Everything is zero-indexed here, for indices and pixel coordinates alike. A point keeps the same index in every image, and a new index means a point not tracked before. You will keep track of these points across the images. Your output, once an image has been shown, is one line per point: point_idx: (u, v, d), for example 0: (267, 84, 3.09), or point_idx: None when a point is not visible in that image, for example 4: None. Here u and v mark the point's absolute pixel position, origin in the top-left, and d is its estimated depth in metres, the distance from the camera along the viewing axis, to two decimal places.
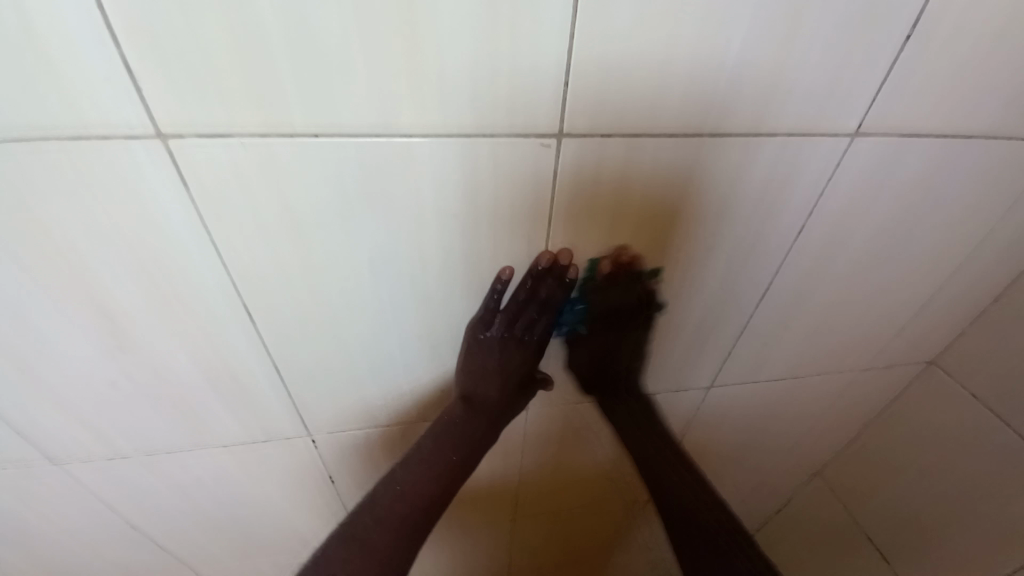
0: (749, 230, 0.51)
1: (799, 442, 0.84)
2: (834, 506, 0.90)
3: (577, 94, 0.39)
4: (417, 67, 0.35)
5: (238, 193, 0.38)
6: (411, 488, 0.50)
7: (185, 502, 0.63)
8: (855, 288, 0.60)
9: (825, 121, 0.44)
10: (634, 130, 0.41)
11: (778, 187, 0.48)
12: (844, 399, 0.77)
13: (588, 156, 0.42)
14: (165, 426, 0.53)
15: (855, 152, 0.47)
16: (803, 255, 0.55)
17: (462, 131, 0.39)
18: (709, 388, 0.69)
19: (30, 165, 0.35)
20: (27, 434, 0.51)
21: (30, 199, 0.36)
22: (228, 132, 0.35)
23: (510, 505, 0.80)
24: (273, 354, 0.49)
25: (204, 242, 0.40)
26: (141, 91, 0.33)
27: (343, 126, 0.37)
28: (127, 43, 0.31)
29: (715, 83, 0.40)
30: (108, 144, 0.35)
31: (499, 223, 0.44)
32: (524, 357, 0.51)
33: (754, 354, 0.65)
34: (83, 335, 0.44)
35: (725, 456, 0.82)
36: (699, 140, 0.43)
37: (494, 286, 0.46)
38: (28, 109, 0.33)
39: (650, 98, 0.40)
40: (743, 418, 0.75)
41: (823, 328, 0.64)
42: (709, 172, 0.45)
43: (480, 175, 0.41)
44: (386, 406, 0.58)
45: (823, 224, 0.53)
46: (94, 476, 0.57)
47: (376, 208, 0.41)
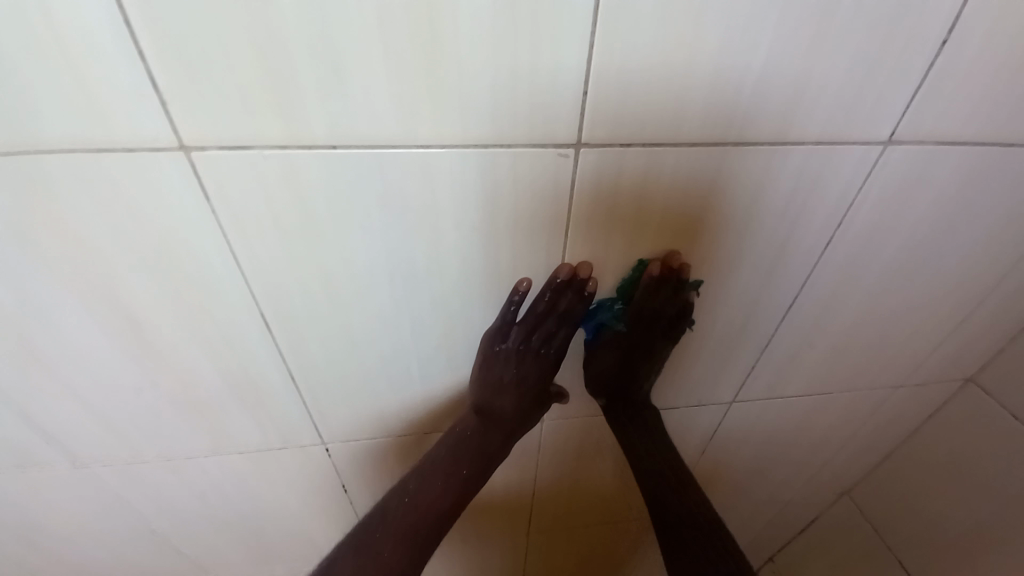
0: (775, 241, 0.49)
1: (826, 460, 0.81)
2: (864, 528, 0.86)
3: (597, 103, 0.38)
4: (434, 79, 0.35)
5: (258, 203, 0.39)
6: (423, 501, 0.49)
7: (203, 506, 0.64)
8: (888, 302, 0.58)
9: (855, 128, 0.43)
10: (655, 140, 0.40)
11: (806, 197, 0.47)
12: (876, 417, 0.74)
13: (607, 168, 0.41)
14: (184, 432, 0.54)
15: (888, 161, 0.45)
16: (835, 265, 0.53)
17: (478, 141, 0.38)
18: (731, 403, 0.66)
19: (61, 177, 0.36)
20: (54, 437, 0.52)
21: (59, 209, 0.37)
22: (250, 143, 0.36)
23: (526, 518, 0.79)
24: (290, 362, 0.50)
25: (224, 252, 0.41)
26: (166, 105, 0.34)
27: (362, 138, 0.37)
28: (154, 59, 0.32)
29: (740, 89, 0.39)
30: (133, 156, 0.36)
31: (515, 233, 0.44)
32: (540, 371, 0.50)
33: (780, 369, 0.63)
34: (108, 343, 0.46)
35: (747, 473, 0.80)
36: (723, 150, 0.42)
37: (512, 297, 0.45)
38: (59, 123, 0.34)
39: (671, 105, 0.39)
40: (767, 434, 0.73)
41: (853, 343, 0.62)
42: (733, 182, 0.44)
43: (498, 186, 0.41)
44: (400, 415, 0.58)
45: (854, 234, 0.50)
46: (116, 480, 0.58)
47: (394, 218, 0.41)
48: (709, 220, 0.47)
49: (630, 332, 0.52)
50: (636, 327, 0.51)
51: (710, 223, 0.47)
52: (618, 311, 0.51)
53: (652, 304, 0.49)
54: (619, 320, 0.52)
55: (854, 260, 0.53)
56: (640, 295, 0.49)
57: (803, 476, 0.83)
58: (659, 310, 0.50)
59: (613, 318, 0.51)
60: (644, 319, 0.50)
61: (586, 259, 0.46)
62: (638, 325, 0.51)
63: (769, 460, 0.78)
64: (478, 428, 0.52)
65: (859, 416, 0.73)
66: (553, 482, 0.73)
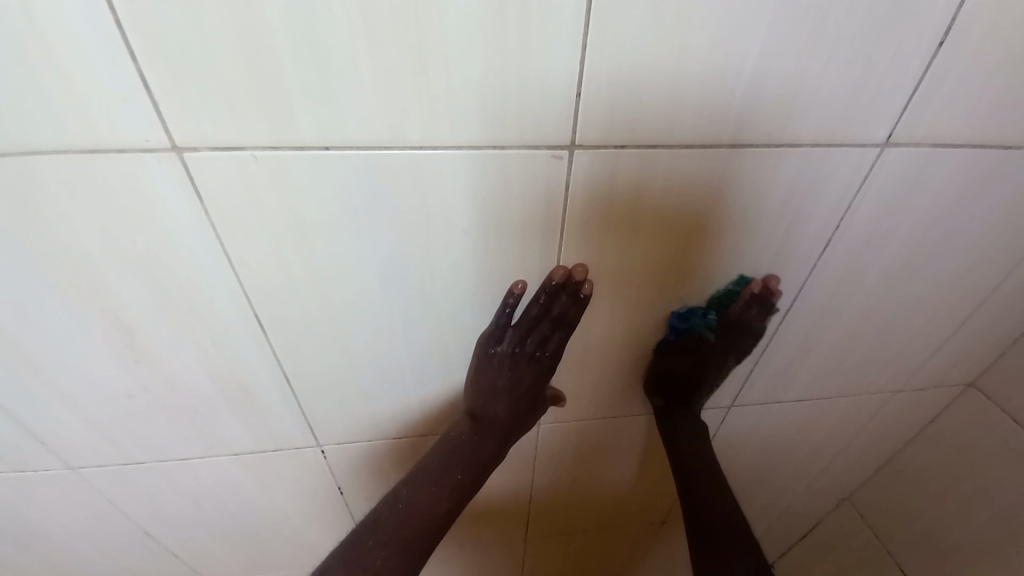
0: (771, 243, 0.49)
1: (827, 465, 0.80)
2: (866, 534, 0.85)
3: (588, 104, 0.38)
4: (424, 79, 0.35)
5: (251, 206, 0.39)
6: (416, 509, 0.49)
7: (197, 510, 0.64)
8: (888, 304, 0.57)
9: (851, 131, 0.42)
10: (648, 142, 0.40)
11: (803, 199, 0.46)
12: (877, 422, 0.73)
13: (601, 170, 0.41)
14: (177, 435, 0.54)
15: (884, 163, 0.45)
16: (831, 268, 0.52)
17: (470, 143, 0.38)
18: (728, 407, 0.66)
19: (52, 179, 0.36)
20: (47, 440, 0.52)
21: (51, 211, 0.37)
22: (240, 145, 0.36)
23: (524, 523, 0.79)
24: (285, 365, 0.50)
25: (216, 253, 0.41)
26: (158, 106, 0.34)
27: (353, 140, 0.37)
28: (144, 60, 0.32)
29: (733, 91, 0.39)
30: (124, 157, 0.36)
31: (509, 236, 0.44)
32: (535, 376, 0.50)
33: (778, 373, 0.62)
34: (101, 346, 0.46)
35: (748, 478, 0.79)
36: (717, 152, 0.42)
37: (506, 300, 0.44)
38: (49, 124, 0.34)
39: (664, 106, 0.39)
40: (767, 439, 0.72)
41: (852, 346, 0.61)
42: (728, 184, 0.44)
43: (491, 188, 0.41)
44: (395, 419, 0.57)
45: (850, 237, 0.50)
46: (109, 483, 0.58)
47: (386, 220, 0.41)
48: (710, 226, 0.46)
49: (715, 339, 0.54)
50: (721, 336, 0.54)
51: (708, 229, 0.47)
52: (712, 320, 0.53)
53: (740, 318, 0.53)
54: (711, 328, 0.53)
55: (851, 263, 0.52)
56: (739, 309, 0.52)
57: (803, 482, 0.82)
58: (747, 323, 0.53)
59: (706, 326, 0.53)
60: (732, 328, 0.54)
61: (582, 262, 0.46)
62: (724, 334, 0.54)
63: (769, 465, 0.77)
64: (471, 433, 0.52)
65: (860, 422, 0.73)
66: (551, 487, 0.73)
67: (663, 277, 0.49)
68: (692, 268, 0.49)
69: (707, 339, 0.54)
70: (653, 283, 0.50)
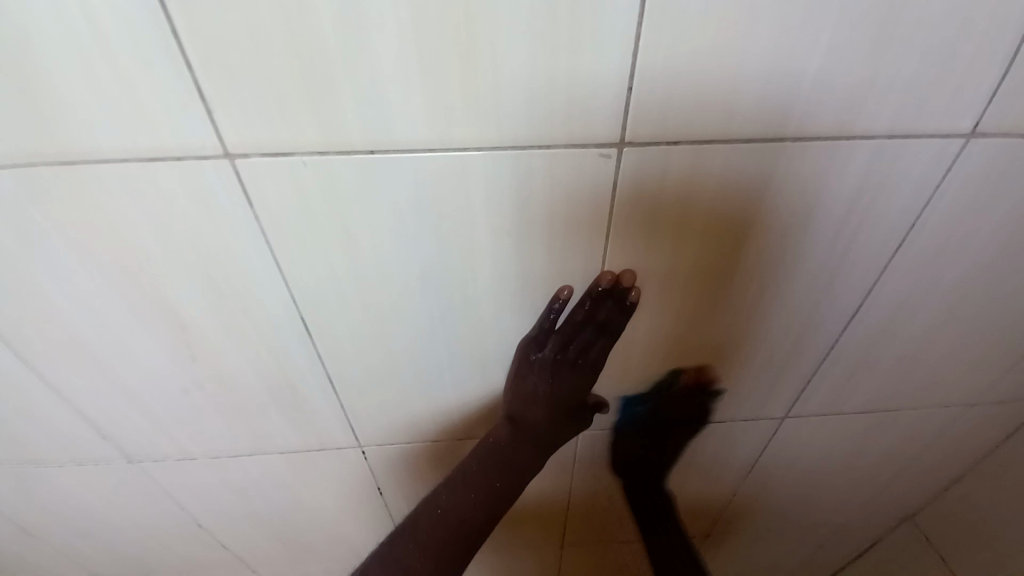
0: (834, 245, 0.46)
1: (886, 482, 0.74)
2: (928, 557, 0.79)
3: (640, 99, 0.36)
4: (470, 79, 0.34)
5: (299, 210, 0.39)
6: (454, 513, 0.48)
7: (245, 504, 0.66)
8: (964, 311, 0.52)
9: (930, 121, 0.39)
10: (703, 137, 0.38)
11: (873, 196, 0.43)
12: (945, 438, 0.67)
13: (650, 168, 0.39)
14: (228, 432, 0.56)
15: (968, 155, 0.41)
16: (904, 273, 0.48)
17: (516, 143, 0.37)
18: (783, 418, 0.62)
19: (116, 186, 0.38)
20: (112, 434, 0.55)
21: (115, 218, 0.39)
22: (290, 150, 0.36)
23: (560, 529, 0.78)
24: (329, 367, 0.50)
25: (266, 257, 0.42)
26: (212, 114, 0.35)
27: (398, 143, 0.37)
28: (200, 68, 0.33)
29: (799, 79, 0.36)
30: (181, 163, 0.37)
31: (551, 239, 0.43)
32: (576, 382, 0.48)
33: (838, 384, 0.58)
34: (160, 346, 0.48)
35: (797, 493, 0.74)
36: (779, 146, 0.39)
37: (552, 305, 0.44)
38: (114, 134, 0.35)
39: (722, 98, 0.36)
40: (822, 453, 0.68)
41: (921, 356, 0.56)
42: (787, 182, 0.41)
43: (534, 189, 0.40)
44: (434, 421, 0.57)
45: (927, 237, 0.46)
46: (166, 476, 0.61)
47: (429, 224, 0.41)
48: (760, 231, 0.44)
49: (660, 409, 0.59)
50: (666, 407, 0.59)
51: (756, 235, 0.44)
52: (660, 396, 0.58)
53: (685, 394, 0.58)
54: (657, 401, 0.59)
55: (926, 267, 0.48)
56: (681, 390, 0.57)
57: (858, 501, 0.77)
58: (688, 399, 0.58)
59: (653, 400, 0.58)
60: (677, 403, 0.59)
61: (629, 267, 0.45)
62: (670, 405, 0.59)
63: (822, 481, 0.73)
64: (510, 440, 0.51)
65: (926, 438, 0.67)
66: (588, 494, 0.72)
67: (704, 289, 0.48)
68: (739, 275, 0.47)
69: (654, 411, 0.59)
70: (696, 293, 0.48)
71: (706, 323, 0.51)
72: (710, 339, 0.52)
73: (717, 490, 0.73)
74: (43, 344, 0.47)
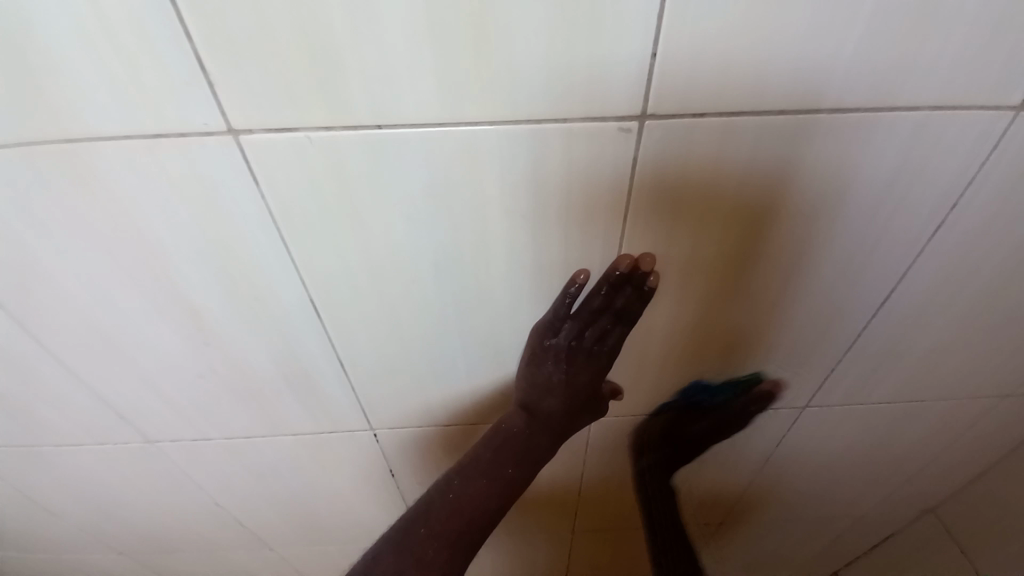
0: (868, 228, 0.43)
1: (910, 475, 0.72)
2: (949, 550, 0.77)
3: (663, 70, 0.34)
4: (481, 50, 0.32)
5: (307, 191, 0.38)
6: (467, 501, 0.48)
7: (261, 485, 0.67)
8: (1005, 299, 0.49)
9: (980, 92, 0.36)
10: (732, 110, 0.35)
11: (912, 176, 0.40)
12: (975, 429, 0.65)
13: (674, 144, 0.37)
14: (241, 415, 0.56)
15: (1020, 130, 0.38)
16: (941, 258, 0.45)
17: (529, 118, 0.35)
18: (805, 409, 0.60)
19: (122, 167, 0.37)
20: (129, 416, 0.56)
21: (123, 200, 0.39)
22: (295, 127, 0.35)
23: (572, 514, 0.78)
24: (341, 351, 0.50)
25: (275, 239, 0.41)
26: (215, 90, 0.33)
27: (406, 119, 0.35)
28: (200, 41, 0.32)
29: (838, 47, 0.33)
30: (186, 142, 0.36)
31: (566, 221, 0.41)
32: (591, 370, 0.48)
33: (864, 374, 0.56)
34: (173, 330, 0.48)
35: (816, 484, 0.73)
36: (814, 119, 0.36)
37: (567, 290, 0.42)
38: (117, 112, 0.34)
39: (752, 69, 0.34)
40: (844, 444, 0.66)
41: (954, 346, 0.54)
42: (821, 159, 0.38)
43: (549, 168, 0.38)
44: (446, 406, 0.57)
45: (969, 220, 0.43)
46: (183, 457, 0.62)
47: (439, 205, 0.40)
48: (790, 212, 0.42)
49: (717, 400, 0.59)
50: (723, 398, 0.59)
51: (785, 217, 0.42)
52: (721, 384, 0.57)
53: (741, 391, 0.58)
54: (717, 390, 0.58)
55: (967, 252, 0.45)
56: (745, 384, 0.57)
57: (878, 492, 0.75)
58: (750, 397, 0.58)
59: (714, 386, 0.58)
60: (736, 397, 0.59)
61: (651, 251, 0.43)
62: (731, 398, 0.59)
63: (842, 472, 0.71)
64: (523, 428, 0.50)
65: (955, 430, 0.65)
66: (602, 481, 0.71)
67: (727, 273, 0.46)
68: (766, 259, 0.45)
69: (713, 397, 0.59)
70: (717, 277, 0.46)
71: (728, 309, 0.49)
72: (731, 326, 0.50)
73: (733, 479, 0.72)
74: (61, 330, 0.48)
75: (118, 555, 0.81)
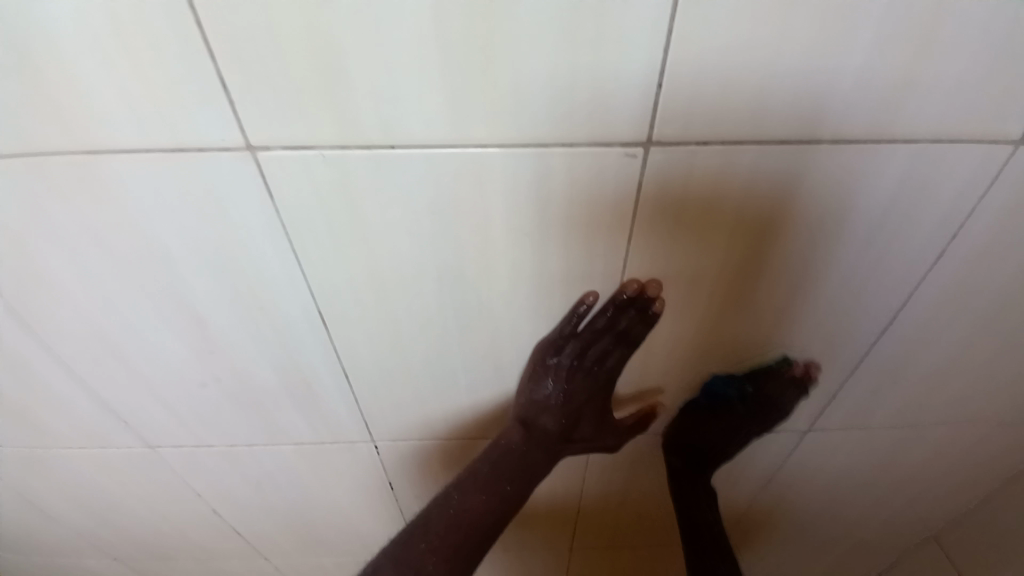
0: (868, 254, 0.44)
1: (910, 501, 0.71)
2: None
3: (668, 98, 0.35)
4: (494, 75, 0.34)
5: (319, 206, 0.39)
6: (465, 516, 0.48)
7: (259, 494, 0.67)
8: (1006, 327, 0.50)
9: (977, 125, 0.37)
10: (735, 138, 0.37)
11: (911, 204, 0.41)
12: (977, 456, 0.64)
13: (678, 169, 0.38)
14: (243, 423, 0.57)
15: (1017, 163, 0.39)
16: (940, 284, 0.46)
17: (537, 141, 0.36)
18: (805, 432, 0.60)
19: (139, 178, 0.38)
20: (131, 421, 0.56)
21: (138, 210, 0.40)
22: (310, 145, 0.36)
23: (570, 531, 0.77)
24: (343, 362, 0.50)
25: (284, 252, 0.42)
26: (235, 109, 0.35)
27: (419, 139, 0.36)
28: (224, 62, 0.33)
29: (838, 77, 0.34)
30: (203, 157, 0.37)
31: (571, 241, 0.42)
32: (591, 389, 0.49)
33: (865, 398, 0.56)
34: (180, 338, 0.49)
35: (817, 507, 0.72)
36: (815, 148, 0.37)
37: (577, 309, 0.45)
38: (137, 127, 0.36)
39: (755, 99, 0.35)
40: (846, 467, 0.66)
41: (956, 372, 0.54)
42: (822, 186, 0.40)
43: (556, 189, 0.39)
44: (446, 420, 0.57)
45: (968, 248, 0.44)
46: (183, 464, 0.62)
47: (447, 221, 0.40)
48: (792, 236, 0.42)
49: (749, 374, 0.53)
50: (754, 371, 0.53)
51: (787, 241, 0.43)
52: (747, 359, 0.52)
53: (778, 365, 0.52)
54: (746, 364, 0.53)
55: (966, 279, 0.46)
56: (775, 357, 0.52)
57: (879, 517, 0.74)
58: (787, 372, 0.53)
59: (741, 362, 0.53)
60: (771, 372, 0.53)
61: (656, 278, 0.44)
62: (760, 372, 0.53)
63: (843, 496, 0.70)
64: (522, 443, 0.50)
65: (955, 456, 0.64)
66: (601, 499, 0.71)
67: (728, 294, 0.46)
68: (768, 281, 0.45)
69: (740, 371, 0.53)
70: (717, 298, 0.47)
71: (728, 329, 0.49)
72: (733, 347, 0.51)
73: (733, 500, 0.72)
74: (66, 333, 0.48)
75: (111, 561, 0.80)
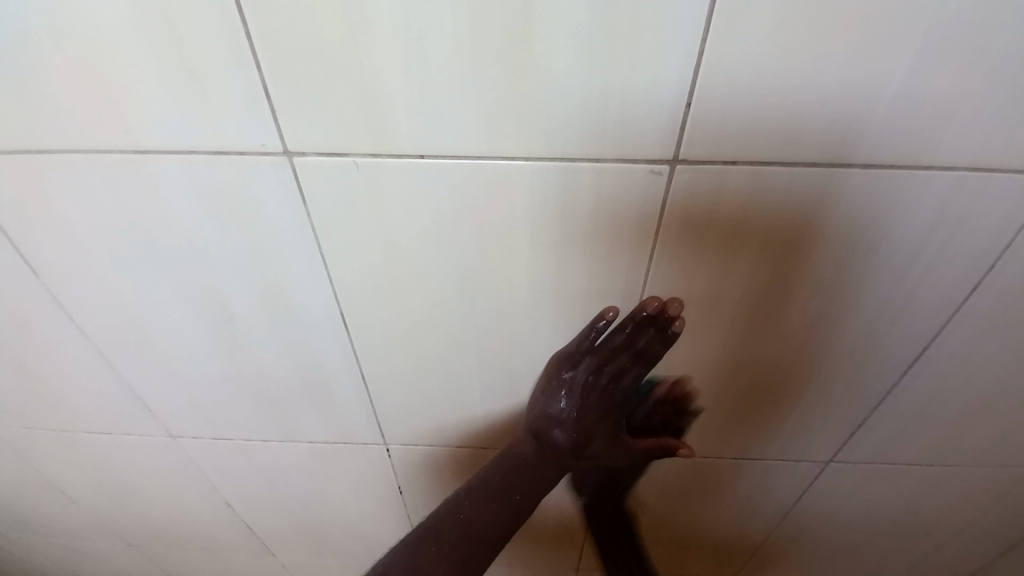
0: (899, 282, 0.43)
1: (936, 542, 0.68)
2: None
3: (696, 117, 0.35)
4: (525, 90, 0.34)
5: (348, 211, 0.40)
6: (475, 524, 0.46)
7: (271, 490, 0.68)
8: None
9: (1018, 155, 0.36)
10: (763, 159, 0.36)
11: (946, 233, 0.40)
12: (1011, 500, 0.61)
13: (705, 187, 0.38)
14: (261, 418, 0.58)
15: None
16: (976, 316, 0.44)
17: (564, 155, 0.37)
18: (827, 463, 0.58)
19: (182, 177, 0.40)
20: (155, 409, 0.58)
21: (178, 207, 0.42)
22: (344, 152, 0.38)
23: (577, 549, 0.76)
24: (361, 364, 0.51)
25: (312, 253, 0.43)
26: (276, 115, 0.36)
27: (448, 150, 0.37)
28: (268, 70, 0.35)
29: (873, 102, 0.34)
30: (243, 159, 0.39)
31: (592, 254, 0.42)
32: (607, 408, 0.47)
33: (892, 432, 0.54)
34: (208, 331, 0.50)
35: (836, 542, 0.69)
36: (846, 172, 0.37)
37: (595, 323, 0.44)
38: (184, 128, 0.38)
39: (786, 121, 0.35)
40: (869, 503, 0.63)
41: (991, 409, 0.51)
42: (853, 210, 0.39)
43: (579, 202, 0.39)
44: (459, 427, 0.57)
45: (1006, 281, 0.42)
46: (201, 455, 0.63)
47: (471, 230, 0.41)
48: (820, 260, 0.42)
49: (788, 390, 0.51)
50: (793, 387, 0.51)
51: (815, 264, 0.42)
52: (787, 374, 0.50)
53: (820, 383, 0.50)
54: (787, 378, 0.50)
55: (1005, 313, 0.44)
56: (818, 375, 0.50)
57: (903, 558, 0.71)
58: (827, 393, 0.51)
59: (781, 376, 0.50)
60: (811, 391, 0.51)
61: (678, 294, 0.44)
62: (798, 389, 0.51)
63: (863, 532, 0.67)
64: (534, 456, 0.49)
65: (987, 499, 0.61)
66: None
67: (752, 314, 0.45)
68: (794, 304, 0.44)
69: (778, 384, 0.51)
70: (741, 317, 0.46)
71: (749, 352, 0.48)
72: (755, 370, 0.50)
73: (748, 530, 0.69)
74: (103, 321, 0.50)
75: (126, 546, 0.82)
